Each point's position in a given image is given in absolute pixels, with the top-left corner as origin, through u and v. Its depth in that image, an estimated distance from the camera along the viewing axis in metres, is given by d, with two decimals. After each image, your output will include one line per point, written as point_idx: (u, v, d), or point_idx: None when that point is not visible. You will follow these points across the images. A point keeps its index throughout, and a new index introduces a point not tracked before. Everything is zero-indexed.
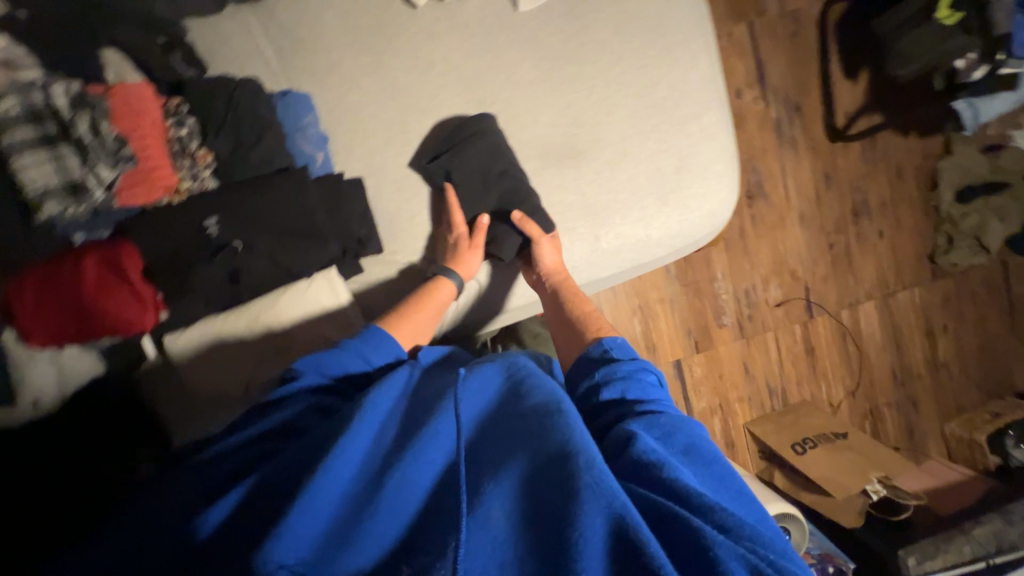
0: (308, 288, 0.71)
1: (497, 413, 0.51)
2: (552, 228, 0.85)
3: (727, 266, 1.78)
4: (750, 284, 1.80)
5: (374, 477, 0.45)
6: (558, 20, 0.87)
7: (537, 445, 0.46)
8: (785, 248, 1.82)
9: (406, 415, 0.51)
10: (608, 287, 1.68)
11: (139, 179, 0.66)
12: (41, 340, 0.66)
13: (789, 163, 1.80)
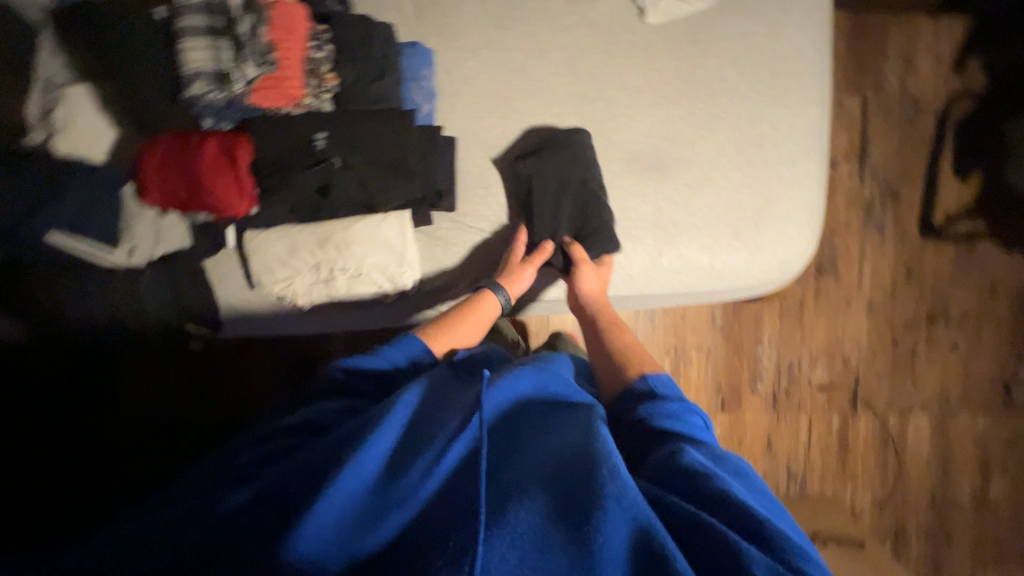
0: (381, 224, 0.81)
1: (517, 430, 0.58)
2: (614, 252, 0.88)
3: (776, 332, 1.71)
4: (796, 359, 1.72)
5: (398, 468, 0.52)
6: (680, 38, 0.89)
7: (562, 456, 0.54)
8: (843, 332, 1.72)
9: (432, 415, 0.58)
10: (647, 319, 1.66)
11: (273, 84, 0.73)
12: (153, 200, 0.74)
13: (870, 247, 1.72)
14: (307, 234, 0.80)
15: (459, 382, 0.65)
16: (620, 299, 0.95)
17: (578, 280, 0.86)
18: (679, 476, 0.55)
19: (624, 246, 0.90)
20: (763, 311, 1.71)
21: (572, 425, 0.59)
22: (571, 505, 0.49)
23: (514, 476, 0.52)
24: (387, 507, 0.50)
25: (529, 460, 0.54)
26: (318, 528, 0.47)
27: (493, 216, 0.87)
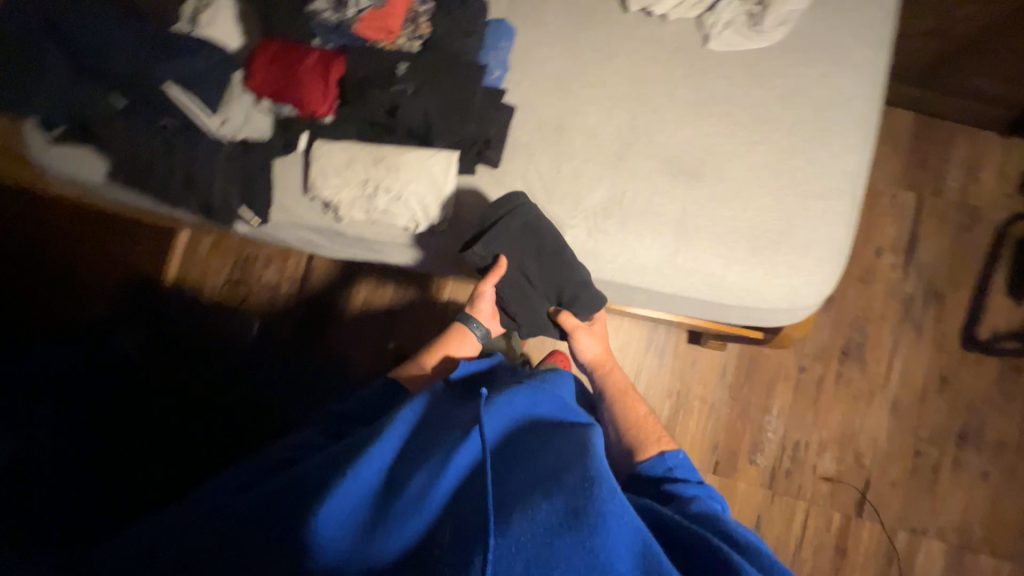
0: (431, 157, 0.90)
1: (519, 452, 0.61)
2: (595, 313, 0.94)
3: (786, 406, 1.65)
4: (803, 440, 1.63)
5: (400, 480, 0.57)
6: (736, 67, 0.97)
7: (559, 470, 0.56)
8: (860, 426, 1.63)
9: (435, 439, 0.63)
10: (656, 358, 1.66)
11: (378, 19, 0.86)
12: (253, 83, 0.87)
13: (903, 345, 1.65)
14: (366, 152, 0.91)
15: (460, 409, 0.70)
16: (628, 289, 0.98)
17: (580, 348, 0.95)
18: (696, 518, 0.66)
19: (644, 238, 0.94)
20: (777, 379, 1.67)
21: (565, 446, 0.62)
22: (573, 513, 0.50)
23: (517, 491, 0.54)
24: (398, 516, 0.53)
25: (531, 475, 0.57)
26: (331, 533, 0.52)
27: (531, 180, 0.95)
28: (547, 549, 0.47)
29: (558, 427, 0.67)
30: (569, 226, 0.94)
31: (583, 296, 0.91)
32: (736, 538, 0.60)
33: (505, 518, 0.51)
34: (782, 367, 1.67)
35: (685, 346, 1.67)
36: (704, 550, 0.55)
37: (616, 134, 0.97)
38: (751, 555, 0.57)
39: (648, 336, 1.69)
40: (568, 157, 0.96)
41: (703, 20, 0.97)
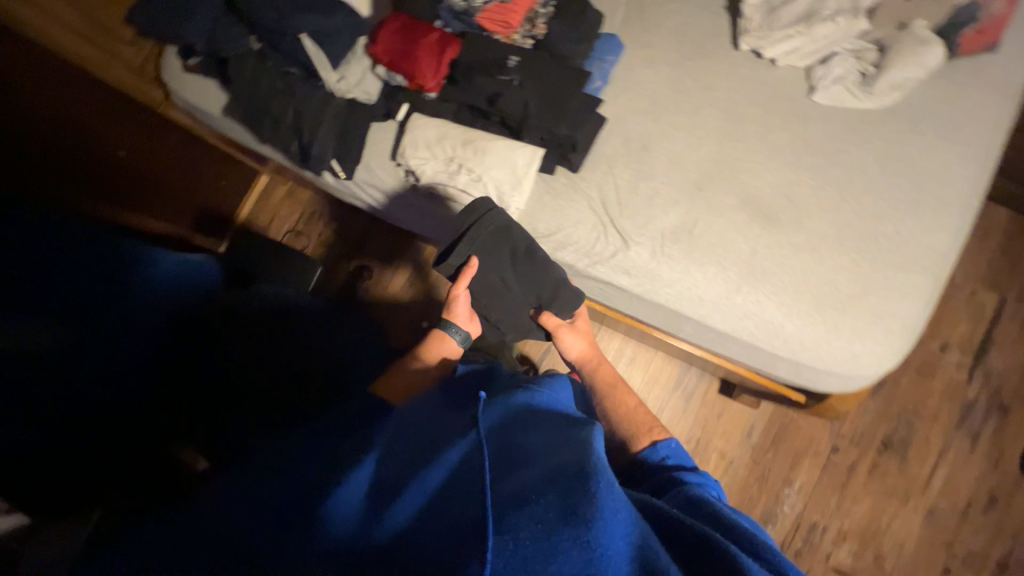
0: (518, 149, 0.94)
1: (512, 448, 0.57)
2: (571, 312, 0.96)
3: (810, 484, 1.59)
4: (822, 523, 1.56)
5: (384, 482, 0.52)
6: (837, 123, 0.95)
7: (551, 465, 0.53)
8: (887, 523, 1.55)
9: (423, 444, 0.58)
10: (682, 400, 1.67)
11: (501, 12, 0.91)
12: (372, 49, 0.91)
13: (951, 452, 1.56)
14: (458, 132, 0.97)
15: (450, 417, 0.66)
16: (679, 317, 0.97)
17: (566, 347, 0.95)
18: (692, 510, 0.64)
19: (708, 270, 0.93)
20: (805, 453, 1.60)
21: (560, 444, 0.57)
22: (565, 501, 0.46)
23: (514, 490, 0.49)
24: (390, 512, 0.47)
25: (529, 472, 0.52)
26: (332, 532, 0.45)
27: (608, 193, 0.98)
28: (542, 545, 0.43)
29: (552, 426, 0.63)
30: (634, 242, 0.95)
31: (556, 300, 0.94)
32: (733, 527, 0.58)
33: (504, 517, 0.45)
34: (812, 441, 1.61)
35: (714, 395, 1.66)
36: (703, 545, 0.51)
37: (701, 164, 0.97)
38: (742, 537, 0.56)
39: (677, 376, 1.68)
40: (648, 176, 0.98)
41: (813, 71, 0.97)
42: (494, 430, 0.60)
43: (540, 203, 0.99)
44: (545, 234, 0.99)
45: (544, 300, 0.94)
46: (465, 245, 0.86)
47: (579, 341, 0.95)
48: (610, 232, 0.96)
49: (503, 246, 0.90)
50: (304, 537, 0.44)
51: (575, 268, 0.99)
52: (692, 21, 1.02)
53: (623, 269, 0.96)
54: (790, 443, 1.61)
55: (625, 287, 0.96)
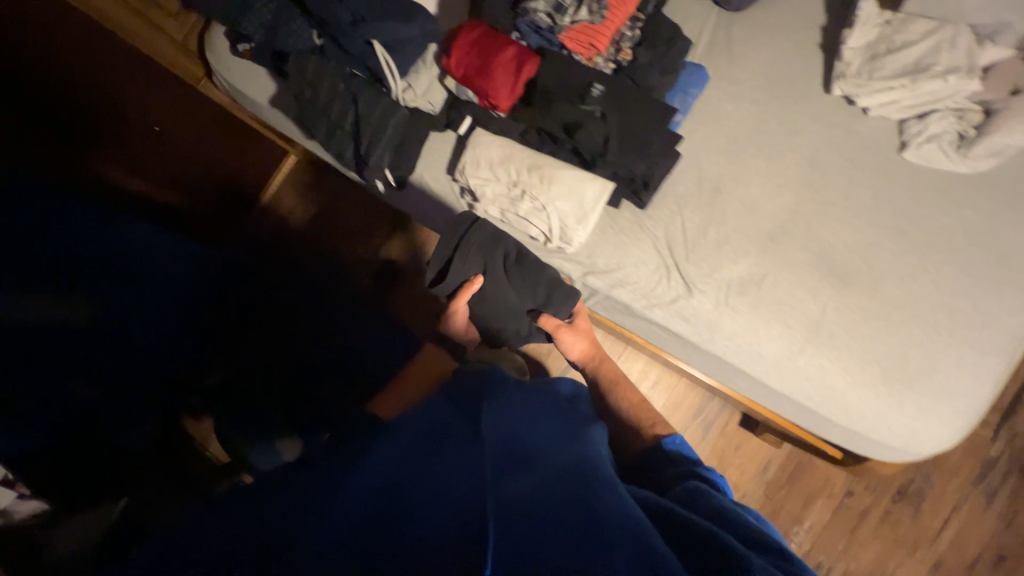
0: (587, 181, 0.89)
1: (517, 447, 0.59)
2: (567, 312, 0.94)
3: (820, 525, 1.59)
4: (826, 562, 1.58)
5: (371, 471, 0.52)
6: (925, 185, 0.90)
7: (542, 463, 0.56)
8: (891, 569, 1.56)
9: (428, 441, 0.59)
10: (701, 429, 1.64)
11: (587, 33, 0.83)
12: (447, 61, 0.86)
13: (964, 508, 1.55)
14: (524, 155, 0.91)
15: (460, 413, 0.69)
16: (732, 370, 0.93)
17: (566, 347, 0.95)
18: (697, 505, 0.66)
19: (771, 327, 0.89)
20: (819, 492, 1.59)
21: (557, 454, 0.62)
22: (554, 489, 0.50)
23: (520, 484, 0.51)
24: (399, 498, 0.48)
25: (535, 474, 0.54)
26: (341, 512, 0.46)
27: (675, 234, 0.93)
28: (537, 519, 0.45)
29: (551, 440, 0.67)
30: (698, 289, 0.91)
31: (551, 302, 0.92)
32: (739, 522, 0.61)
33: (510, 502, 0.47)
34: (828, 482, 1.60)
35: (734, 428, 1.64)
36: (701, 536, 0.53)
37: (775, 214, 0.92)
38: (736, 524, 0.60)
39: (699, 405, 1.65)
40: (718, 221, 0.93)
41: (907, 126, 0.91)
42: (500, 430, 0.63)
43: (602, 238, 0.94)
44: (603, 270, 0.95)
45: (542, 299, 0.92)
46: (460, 254, 0.89)
47: (578, 338, 0.95)
48: (673, 277, 0.92)
49: (500, 250, 0.91)
50: (312, 519, 0.45)
51: (631, 308, 0.94)
52: (782, 58, 0.96)
53: (683, 315, 0.92)
54: (805, 482, 1.60)
55: (681, 333, 0.93)
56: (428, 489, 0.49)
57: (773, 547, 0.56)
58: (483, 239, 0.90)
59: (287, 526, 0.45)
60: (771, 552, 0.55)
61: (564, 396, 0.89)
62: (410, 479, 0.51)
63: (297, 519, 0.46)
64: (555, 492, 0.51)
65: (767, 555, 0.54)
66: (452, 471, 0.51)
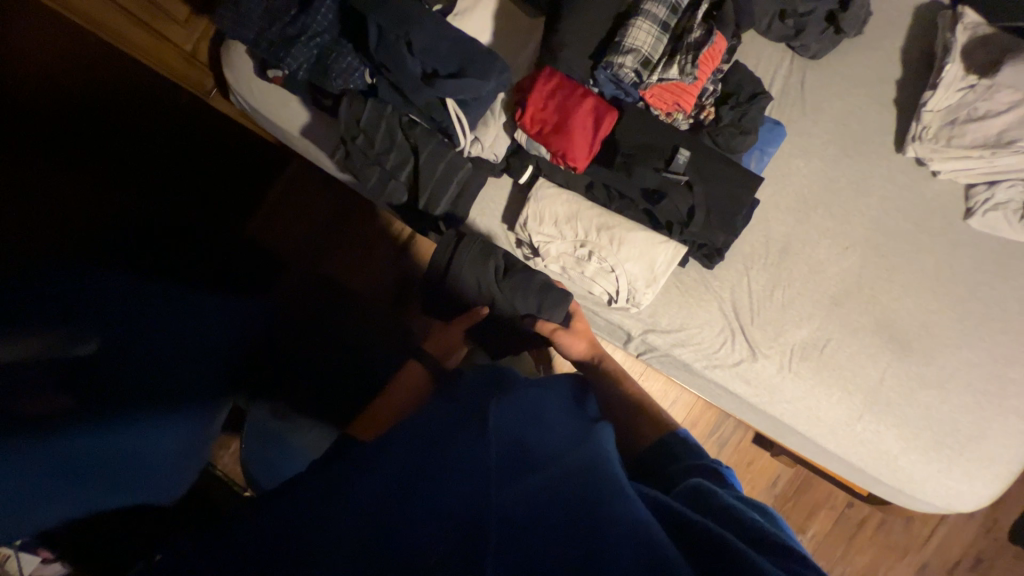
0: (659, 244, 0.84)
1: (526, 446, 0.55)
2: (561, 314, 0.88)
3: (824, 535, 1.43)
4: (825, 568, 1.43)
5: (371, 492, 0.49)
6: (987, 252, 0.91)
7: (547, 472, 0.50)
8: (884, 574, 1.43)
9: (433, 437, 0.57)
10: (717, 442, 1.43)
11: (673, 91, 0.79)
12: (521, 115, 0.80)
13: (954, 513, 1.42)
14: (592, 213, 0.86)
15: (457, 411, 0.64)
16: (787, 429, 0.94)
17: (565, 349, 0.90)
18: (699, 501, 0.57)
19: (832, 394, 0.90)
20: (824, 503, 1.43)
21: (570, 452, 0.57)
22: (554, 505, 0.45)
23: (523, 491, 0.47)
24: (397, 508, 0.46)
25: (543, 479, 0.49)
26: (339, 523, 0.46)
27: (741, 296, 0.91)
28: (543, 540, 0.41)
29: (568, 435, 0.62)
30: (762, 353, 0.90)
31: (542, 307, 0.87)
32: (752, 525, 0.51)
33: (510, 518, 0.43)
34: (832, 493, 1.43)
35: (750, 443, 1.43)
36: (708, 541, 0.46)
37: (840, 277, 0.92)
38: (742, 525, 0.51)
39: (715, 422, 1.42)
40: (785, 283, 0.91)
41: (973, 192, 0.91)
42: (510, 425, 0.58)
43: (667, 299, 0.91)
44: (666, 329, 0.91)
45: (540, 307, 0.87)
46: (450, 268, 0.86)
47: (576, 340, 0.90)
48: (738, 339, 0.91)
49: (490, 257, 0.87)
50: (313, 530, 0.46)
51: (691, 368, 0.93)
52: (857, 114, 0.93)
53: (745, 378, 0.91)
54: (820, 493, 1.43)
55: (740, 393, 0.91)
56: (430, 498, 0.47)
57: (787, 554, 0.47)
58: (472, 248, 0.86)
59: (292, 535, 0.46)
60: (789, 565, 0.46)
61: (571, 393, 0.77)
62: (412, 480, 0.50)
63: (300, 530, 0.46)
64: (558, 500, 0.46)
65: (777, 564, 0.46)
66: (455, 477, 0.49)
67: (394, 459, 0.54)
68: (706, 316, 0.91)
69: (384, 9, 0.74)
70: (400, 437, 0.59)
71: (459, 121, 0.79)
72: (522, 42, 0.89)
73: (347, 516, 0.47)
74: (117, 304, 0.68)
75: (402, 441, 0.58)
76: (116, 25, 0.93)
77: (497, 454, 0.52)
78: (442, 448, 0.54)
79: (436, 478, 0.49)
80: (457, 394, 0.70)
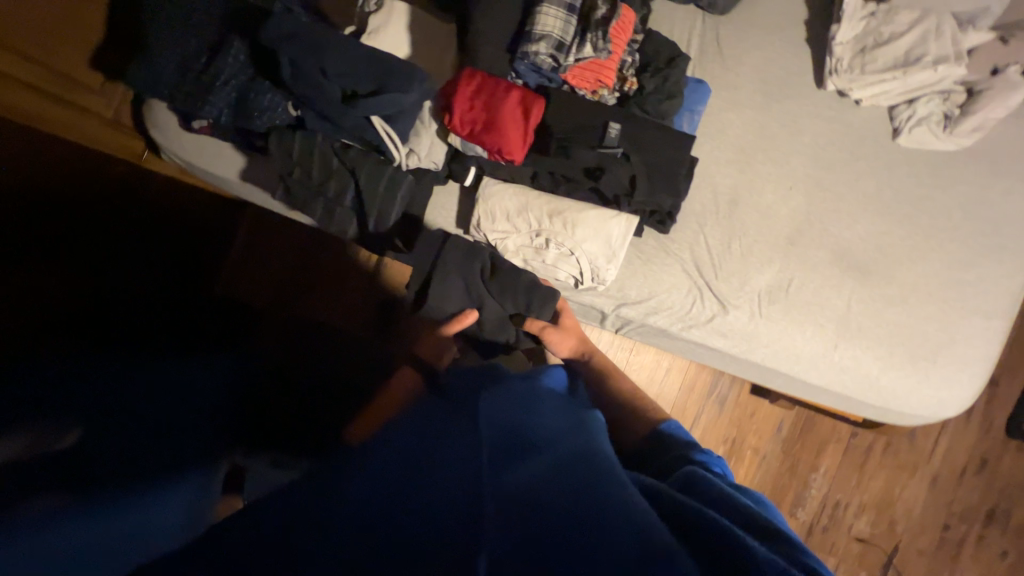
0: (612, 219, 0.85)
1: (523, 433, 0.55)
2: (552, 309, 0.90)
3: (835, 468, 1.44)
4: (844, 500, 1.43)
5: (367, 483, 0.47)
6: (921, 167, 0.95)
7: (542, 460, 0.50)
8: (900, 496, 1.44)
9: (430, 431, 0.56)
10: (717, 400, 1.43)
11: (593, 68, 0.81)
12: (450, 119, 0.80)
13: (952, 422, 1.46)
14: (542, 202, 0.86)
15: (448, 409, 0.63)
16: (771, 373, 0.95)
17: (556, 349, 0.91)
18: (691, 488, 0.57)
19: (805, 329, 0.92)
20: (830, 438, 1.44)
21: (566, 439, 0.56)
22: (550, 497, 0.45)
23: (521, 480, 0.47)
24: (399, 494, 0.45)
25: (539, 468, 0.49)
26: (340, 507, 0.44)
27: (701, 254, 0.93)
28: (544, 529, 0.41)
29: (561, 422, 0.62)
30: (732, 305, 0.92)
31: (534, 301, 0.88)
32: (743, 511, 0.51)
33: (507, 507, 0.43)
34: (835, 427, 1.45)
35: (749, 395, 1.43)
36: (701, 526, 0.46)
37: (791, 217, 0.94)
38: (731, 512, 0.52)
39: (712, 381, 1.42)
40: (740, 233, 0.93)
41: (897, 112, 0.94)
42: (505, 415, 0.58)
43: (631, 269, 0.92)
44: (637, 300, 0.92)
45: (529, 304, 0.89)
46: (435, 276, 0.86)
47: (568, 336, 0.91)
48: (706, 296, 0.92)
49: (473, 263, 0.87)
50: (312, 517, 0.43)
51: (668, 333, 0.94)
52: (774, 59, 0.96)
53: (720, 332, 0.93)
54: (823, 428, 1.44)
55: (719, 348, 0.93)
56: (428, 488, 0.45)
57: (776, 535, 0.48)
58: (454, 255, 0.86)
59: (289, 522, 0.43)
60: (782, 547, 0.46)
61: (560, 383, 0.77)
62: (413, 467, 0.48)
63: (300, 513, 0.44)
64: (556, 490, 0.46)
65: (772, 546, 0.46)
66: (455, 465, 0.48)
67: (391, 452, 0.52)
68: (671, 280, 0.92)
69: (294, 41, 0.74)
70: (394, 437, 0.57)
71: (390, 136, 0.80)
72: (440, 49, 0.89)
73: (346, 507, 0.44)
74: (90, 391, 0.66)
75: (395, 440, 0.56)
76: (53, 115, 0.86)
77: (493, 442, 0.51)
78: (437, 441, 0.53)
79: (434, 472, 0.48)
80: (445, 396, 0.69)
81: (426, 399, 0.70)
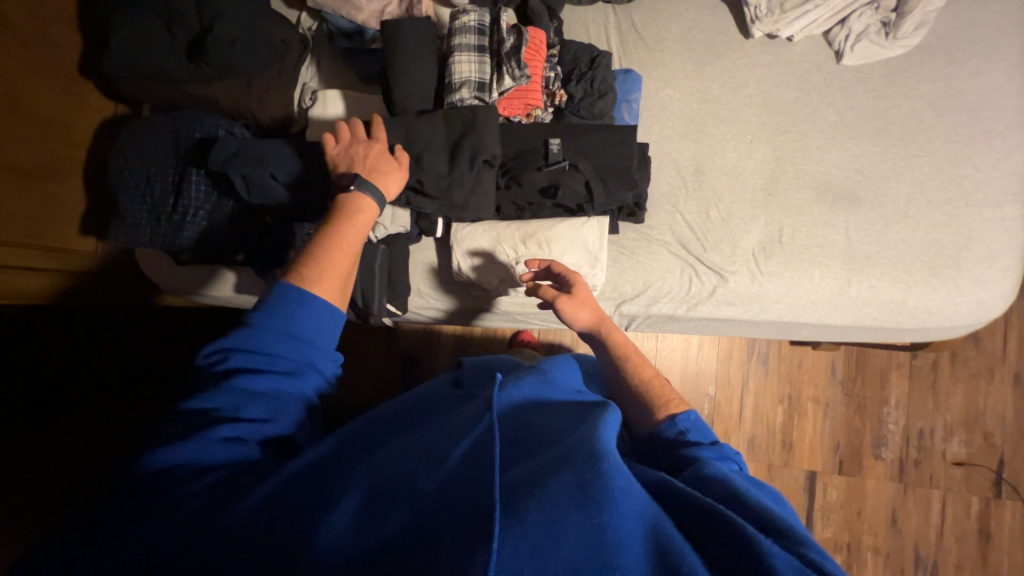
0: (583, 226, 0.86)
1: (527, 436, 0.49)
2: (553, 263, 0.81)
3: (906, 395, 1.35)
4: (928, 427, 1.34)
5: (364, 514, 0.41)
6: (875, 80, 0.93)
7: (548, 458, 0.44)
8: (986, 406, 1.34)
9: (427, 432, 0.52)
10: (760, 362, 1.37)
11: (519, 95, 0.84)
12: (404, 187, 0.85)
13: (1016, 315, 1.36)
14: (512, 230, 0.88)
15: (442, 415, 0.57)
16: (795, 326, 0.92)
17: (568, 323, 0.75)
18: (698, 482, 0.49)
19: (813, 273, 0.89)
20: (890, 366, 1.36)
21: (575, 424, 0.51)
22: (557, 500, 0.39)
23: (521, 475, 0.42)
24: (395, 514, 0.41)
25: (542, 466, 0.43)
26: (326, 537, 0.39)
27: (684, 231, 0.92)
28: (554, 531, 0.37)
29: (570, 411, 0.54)
30: (730, 273, 0.90)
31: (462, 130, 0.80)
32: (750, 506, 0.44)
33: (512, 502, 0.39)
34: (891, 353, 1.36)
35: (790, 347, 1.37)
36: (705, 523, 0.41)
37: (760, 168, 0.93)
38: (745, 509, 0.44)
39: (748, 343, 1.37)
40: (715, 200, 0.92)
41: (833, 36, 0.94)
42: (511, 414, 0.52)
43: (618, 266, 0.92)
44: (634, 295, 0.91)
45: (472, 120, 0.80)
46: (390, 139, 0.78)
47: (586, 291, 0.77)
48: (701, 271, 0.91)
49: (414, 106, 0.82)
50: (308, 530, 0.40)
51: (676, 317, 0.92)
52: (694, 25, 0.97)
53: (730, 301, 0.90)
54: (880, 358, 1.36)
55: (732, 317, 0.91)
56: (422, 511, 0.40)
57: (789, 536, 0.41)
58: (430, 125, 0.80)
59: (290, 529, 0.40)
60: (784, 542, 0.41)
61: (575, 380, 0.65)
62: (408, 478, 0.44)
63: (294, 517, 0.41)
64: (564, 490, 0.40)
65: (787, 548, 0.40)
66: (452, 468, 0.44)
67: (380, 468, 0.46)
68: (661, 265, 0.91)
69: (240, 160, 0.80)
70: (384, 448, 0.51)
71: None
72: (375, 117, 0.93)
73: (340, 533, 0.40)
74: None
75: (390, 449, 0.50)
76: (69, 283, 0.96)
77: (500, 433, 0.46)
78: (434, 452, 0.47)
79: (429, 488, 0.42)
80: (432, 398, 0.62)
81: (430, 387, 0.67)
